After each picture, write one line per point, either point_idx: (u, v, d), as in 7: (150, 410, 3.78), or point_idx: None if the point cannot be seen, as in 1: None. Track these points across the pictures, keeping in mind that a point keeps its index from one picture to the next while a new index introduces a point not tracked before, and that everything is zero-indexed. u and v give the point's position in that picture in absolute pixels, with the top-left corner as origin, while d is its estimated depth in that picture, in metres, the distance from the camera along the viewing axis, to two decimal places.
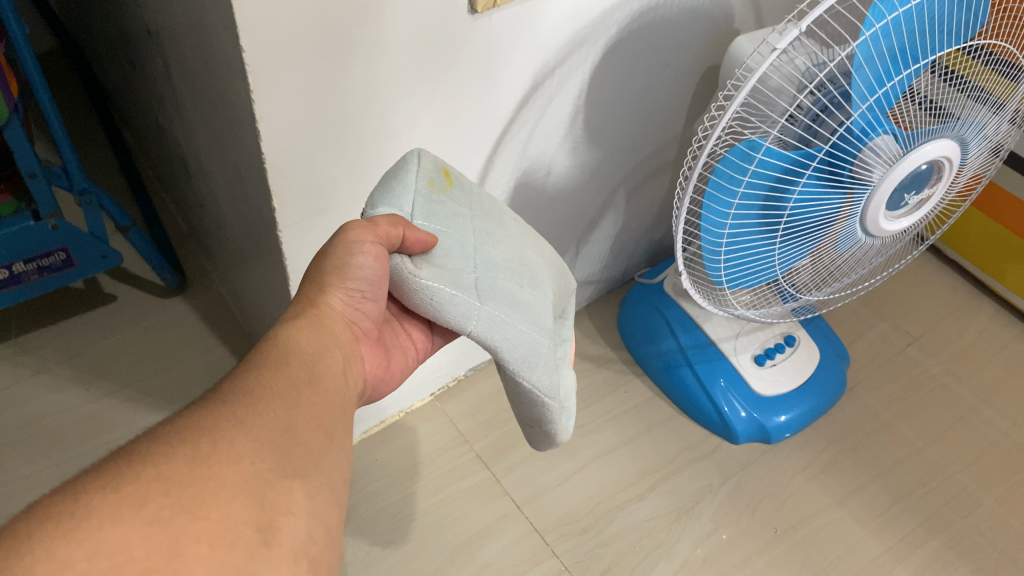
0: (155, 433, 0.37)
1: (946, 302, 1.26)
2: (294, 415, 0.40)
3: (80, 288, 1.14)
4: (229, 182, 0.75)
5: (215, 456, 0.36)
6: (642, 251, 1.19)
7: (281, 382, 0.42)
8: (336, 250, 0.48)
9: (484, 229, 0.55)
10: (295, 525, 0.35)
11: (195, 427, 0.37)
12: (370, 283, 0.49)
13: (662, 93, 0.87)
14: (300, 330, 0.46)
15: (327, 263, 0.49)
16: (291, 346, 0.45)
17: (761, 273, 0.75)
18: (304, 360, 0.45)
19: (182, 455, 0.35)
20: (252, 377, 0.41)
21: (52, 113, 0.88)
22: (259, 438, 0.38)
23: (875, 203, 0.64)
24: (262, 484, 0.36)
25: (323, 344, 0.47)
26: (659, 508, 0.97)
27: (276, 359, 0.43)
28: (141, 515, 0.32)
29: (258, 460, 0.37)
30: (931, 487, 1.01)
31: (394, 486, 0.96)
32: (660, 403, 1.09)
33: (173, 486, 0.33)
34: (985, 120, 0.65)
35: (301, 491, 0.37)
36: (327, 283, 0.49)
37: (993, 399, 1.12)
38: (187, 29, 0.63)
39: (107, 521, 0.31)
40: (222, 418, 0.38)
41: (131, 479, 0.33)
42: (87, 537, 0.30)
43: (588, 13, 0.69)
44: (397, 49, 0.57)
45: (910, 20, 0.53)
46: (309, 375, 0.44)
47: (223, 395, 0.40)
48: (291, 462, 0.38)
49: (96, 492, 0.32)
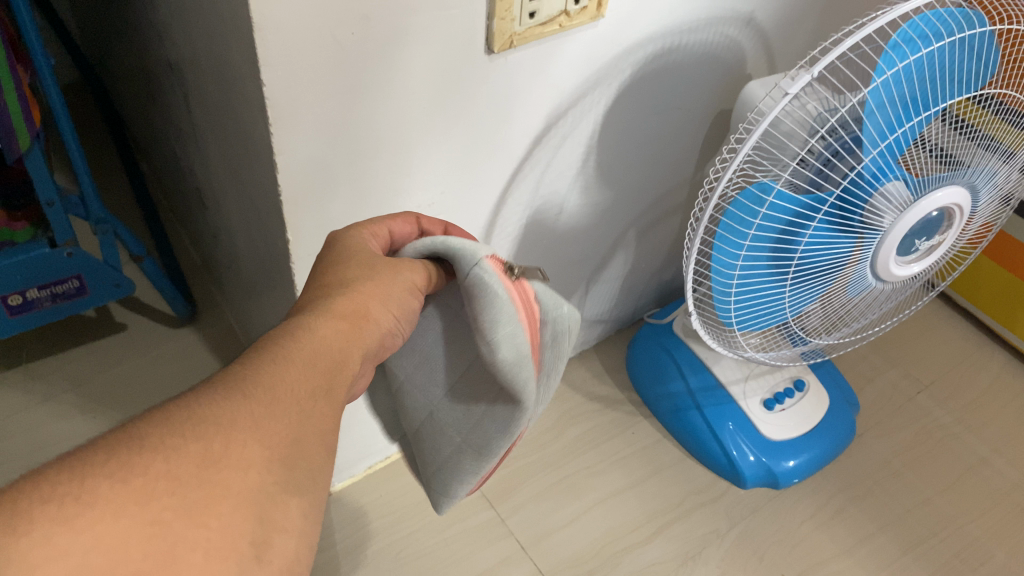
0: (168, 418, 0.35)
1: (956, 350, 1.25)
2: (305, 425, 0.39)
3: (92, 317, 1.14)
4: (243, 214, 0.76)
5: (224, 459, 0.35)
6: (652, 291, 1.19)
7: (301, 387, 0.40)
8: (398, 283, 0.48)
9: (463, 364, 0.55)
10: (286, 543, 0.34)
11: (210, 419, 0.36)
12: (408, 321, 0.50)
13: (674, 136, 0.88)
14: (338, 332, 0.44)
15: (391, 283, 0.48)
16: (320, 342, 0.43)
17: (771, 315, 0.74)
18: (330, 367, 0.42)
19: (193, 454, 0.34)
20: (273, 371, 0.39)
21: (72, 141, 0.89)
22: (270, 446, 0.36)
23: (885, 248, 0.64)
24: (263, 498, 0.35)
25: (353, 357, 0.44)
26: (668, 552, 0.95)
27: (305, 357, 0.41)
28: (144, 514, 0.31)
29: (264, 470, 0.35)
30: (941, 537, 1.00)
31: (398, 523, 0.95)
32: (668, 445, 1.08)
33: (181, 487, 0.33)
34: (995, 167, 0.65)
35: (298, 508, 0.36)
36: (383, 302, 0.47)
37: (1005, 449, 1.11)
38: (208, 63, 0.65)
39: (109, 515, 0.31)
40: (242, 415, 0.36)
41: (140, 471, 0.32)
42: (87, 526, 0.30)
43: (603, 56, 0.70)
44: (414, 88, 0.58)
45: (922, 68, 0.54)
46: (328, 384, 0.42)
47: (243, 385, 0.38)
48: (295, 476, 0.37)
49: (103, 478, 0.32)
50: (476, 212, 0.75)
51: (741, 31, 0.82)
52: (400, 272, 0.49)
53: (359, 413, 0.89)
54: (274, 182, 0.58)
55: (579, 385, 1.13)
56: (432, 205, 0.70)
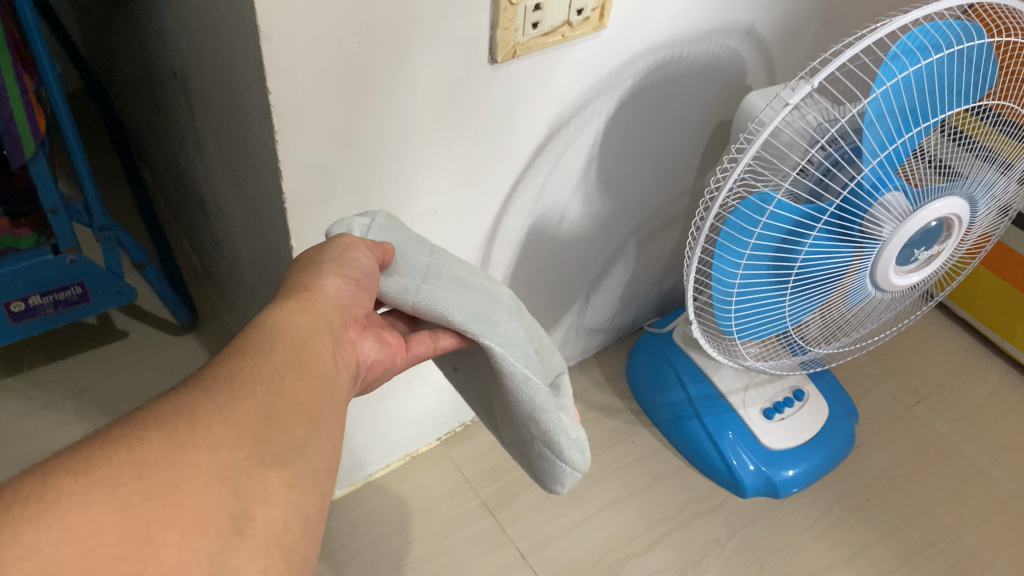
0: (133, 417, 0.35)
1: (955, 360, 1.26)
2: (276, 402, 0.38)
3: (93, 324, 1.15)
4: (248, 224, 0.76)
5: (190, 442, 0.33)
6: (651, 300, 1.20)
7: (264, 368, 0.40)
8: (332, 250, 0.48)
9: (471, 269, 0.55)
10: (269, 515, 0.33)
11: (175, 411, 0.35)
12: (364, 279, 0.48)
13: (675, 146, 0.89)
14: (292, 314, 0.44)
15: (324, 253, 0.48)
16: (277, 328, 0.43)
17: (771, 324, 0.74)
18: (292, 346, 0.42)
19: (158, 439, 0.33)
20: (234, 364, 0.39)
21: (76, 148, 0.89)
22: (238, 425, 0.35)
23: (885, 258, 0.64)
24: (237, 472, 0.33)
25: (316, 331, 0.44)
26: (667, 560, 0.96)
27: (259, 344, 0.41)
28: (112, 501, 0.30)
29: (234, 446, 0.34)
30: (939, 547, 1.00)
31: (398, 531, 0.95)
32: (667, 454, 1.08)
33: (147, 470, 0.32)
34: (993, 178, 0.66)
35: (279, 479, 0.35)
36: (321, 267, 0.47)
37: (1002, 458, 1.11)
38: (213, 71, 0.65)
39: (75, 507, 0.29)
40: (202, 403, 0.36)
41: (104, 462, 0.31)
42: (57, 520, 0.29)
43: (605, 65, 0.71)
44: (418, 98, 0.59)
45: (920, 79, 0.54)
46: (295, 362, 0.41)
47: (206, 380, 0.38)
48: (271, 449, 0.36)
49: (67, 473, 0.30)
50: (478, 221, 0.76)
51: (742, 42, 0.82)
52: (327, 248, 0.48)
53: (360, 421, 0.89)
54: (279, 189, 0.58)
55: (579, 395, 1.14)
56: (435, 213, 0.71)
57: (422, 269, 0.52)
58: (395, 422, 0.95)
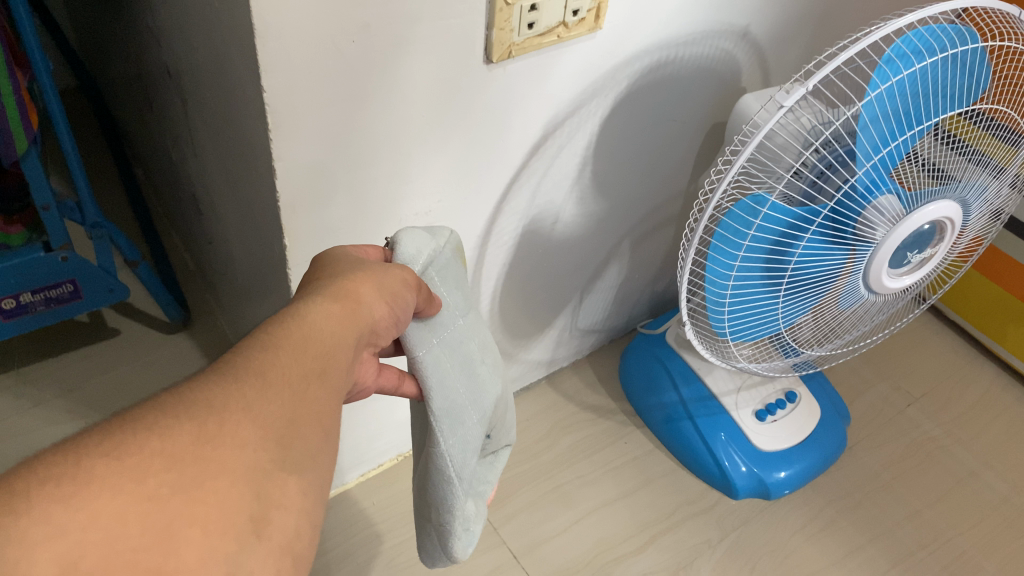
0: (158, 402, 0.34)
1: (947, 363, 1.26)
2: (299, 407, 0.37)
3: (84, 322, 1.14)
4: (240, 222, 0.76)
5: (219, 438, 0.33)
6: (645, 301, 1.20)
7: (293, 371, 0.38)
8: (388, 276, 0.47)
9: (473, 349, 0.57)
10: (284, 520, 0.33)
11: (203, 402, 0.34)
12: (396, 322, 0.47)
13: (669, 149, 0.89)
14: (329, 317, 0.42)
15: (382, 276, 0.47)
16: (314, 330, 0.41)
17: (764, 326, 0.74)
18: (321, 352, 0.41)
19: (187, 432, 0.32)
20: (265, 357, 0.38)
21: (70, 144, 0.89)
22: (264, 426, 0.35)
23: (878, 261, 0.64)
24: (260, 475, 0.33)
25: (345, 342, 0.43)
26: (659, 562, 0.96)
27: (294, 343, 0.40)
28: (141, 491, 0.30)
29: (260, 448, 0.34)
30: (930, 549, 1.00)
31: (391, 531, 0.95)
32: (660, 455, 1.08)
33: (177, 464, 0.31)
34: (986, 182, 0.66)
35: (295, 487, 0.35)
36: (376, 290, 0.46)
37: (993, 461, 1.12)
38: (206, 69, 0.65)
39: (106, 492, 0.29)
40: (231, 398, 0.35)
41: (135, 450, 0.31)
42: (86, 505, 0.28)
43: (600, 66, 0.71)
44: (414, 98, 0.59)
45: (914, 83, 0.54)
46: (321, 369, 0.40)
47: (234, 371, 0.37)
48: (290, 455, 0.35)
49: (98, 456, 0.30)
50: (472, 221, 0.76)
51: (737, 45, 0.83)
52: (388, 270, 0.48)
53: (351, 421, 0.89)
54: (273, 187, 0.58)
55: (572, 395, 1.14)
56: (429, 213, 0.71)
57: (449, 340, 0.54)
58: (388, 421, 0.95)
